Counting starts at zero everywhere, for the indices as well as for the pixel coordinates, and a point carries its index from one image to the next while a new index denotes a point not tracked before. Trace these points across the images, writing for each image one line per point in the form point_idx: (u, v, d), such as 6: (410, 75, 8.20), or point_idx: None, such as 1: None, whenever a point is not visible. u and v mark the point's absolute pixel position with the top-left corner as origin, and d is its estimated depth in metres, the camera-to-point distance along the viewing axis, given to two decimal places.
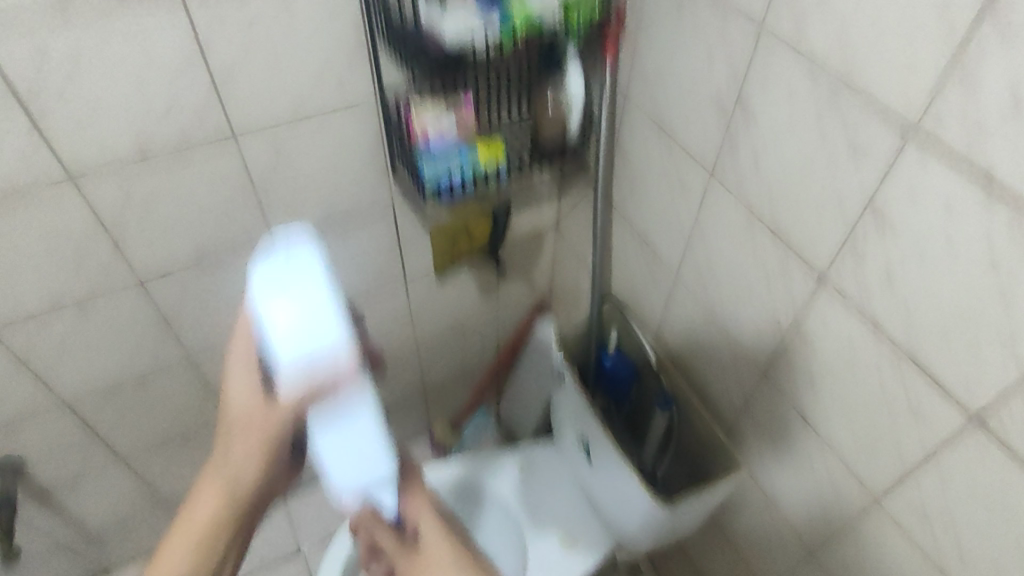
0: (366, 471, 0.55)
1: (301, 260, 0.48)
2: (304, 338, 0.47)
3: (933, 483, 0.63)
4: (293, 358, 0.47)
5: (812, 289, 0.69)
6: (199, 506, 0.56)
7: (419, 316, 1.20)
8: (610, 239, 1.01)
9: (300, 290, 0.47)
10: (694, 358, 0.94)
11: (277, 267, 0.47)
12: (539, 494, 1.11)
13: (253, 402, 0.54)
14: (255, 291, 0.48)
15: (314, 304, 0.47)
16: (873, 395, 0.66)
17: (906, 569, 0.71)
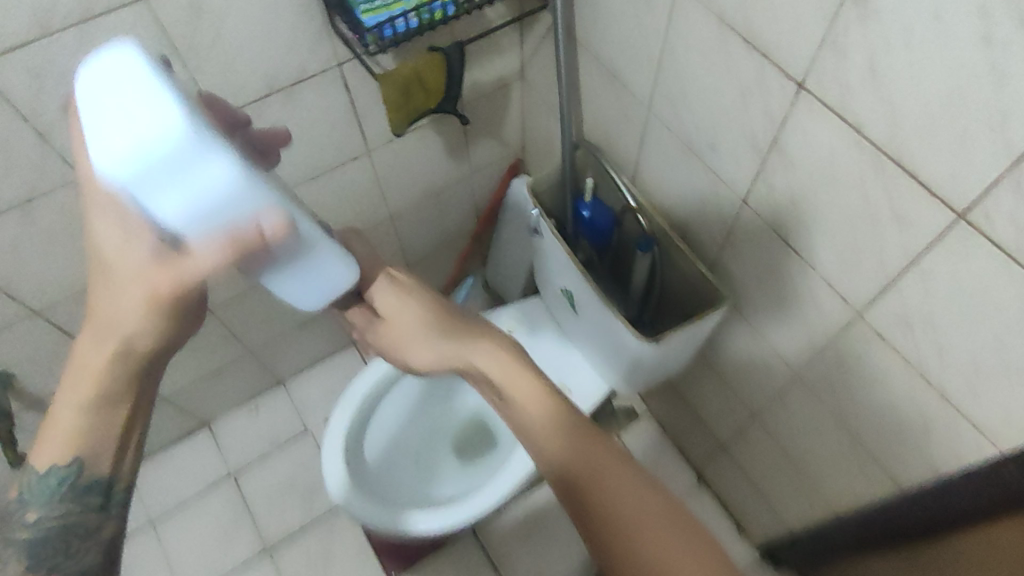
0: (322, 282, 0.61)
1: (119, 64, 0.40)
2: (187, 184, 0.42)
3: (915, 289, 0.62)
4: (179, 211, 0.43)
5: (790, 100, 0.64)
6: (89, 350, 0.55)
7: (389, 186, 1.15)
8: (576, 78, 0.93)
9: (150, 113, 0.39)
10: (673, 197, 0.91)
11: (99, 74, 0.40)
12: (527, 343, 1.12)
13: (115, 249, 0.53)
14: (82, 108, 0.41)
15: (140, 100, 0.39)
16: (855, 205, 0.63)
17: (887, 376, 0.72)
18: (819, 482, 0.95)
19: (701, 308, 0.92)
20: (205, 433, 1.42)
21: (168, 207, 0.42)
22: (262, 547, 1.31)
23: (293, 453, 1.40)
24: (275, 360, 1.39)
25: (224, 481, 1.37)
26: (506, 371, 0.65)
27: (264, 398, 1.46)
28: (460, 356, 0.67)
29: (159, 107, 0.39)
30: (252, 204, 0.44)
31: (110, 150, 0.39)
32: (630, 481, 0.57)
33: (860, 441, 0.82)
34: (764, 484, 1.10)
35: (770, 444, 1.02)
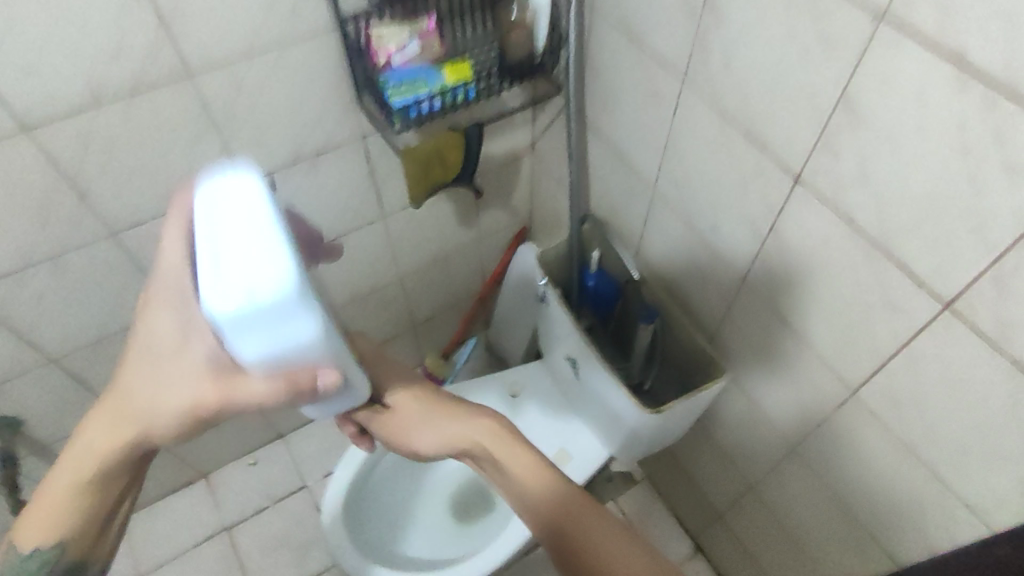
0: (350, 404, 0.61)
1: (248, 186, 0.42)
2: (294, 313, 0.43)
3: (906, 370, 0.66)
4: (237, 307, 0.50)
5: (787, 190, 0.69)
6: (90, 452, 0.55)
7: (400, 249, 1.20)
8: (585, 155, 0.99)
9: (273, 263, 0.40)
10: (675, 271, 0.95)
11: (220, 189, 0.42)
12: (526, 407, 1.14)
13: (170, 339, 0.49)
14: (195, 214, 0.42)
15: (261, 233, 0.41)
16: (848, 289, 0.68)
17: (881, 453, 0.75)
18: (816, 557, 0.96)
19: (701, 379, 0.95)
20: (201, 485, 1.42)
21: (247, 350, 0.42)
22: None
23: (289, 510, 1.39)
24: (277, 414, 1.40)
25: (217, 535, 1.36)
26: (511, 452, 0.66)
27: (263, 453, 1.46)
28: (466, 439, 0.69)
29: (277, 252, 0.40)
30: (315, 352, 0.45)
31: (224, 287, 0.39)
32: (632, 556, 0.58)
33: (856, 517, 0.84)
34: (761, 557, 1.11)
35: (767, 516, 1.03)
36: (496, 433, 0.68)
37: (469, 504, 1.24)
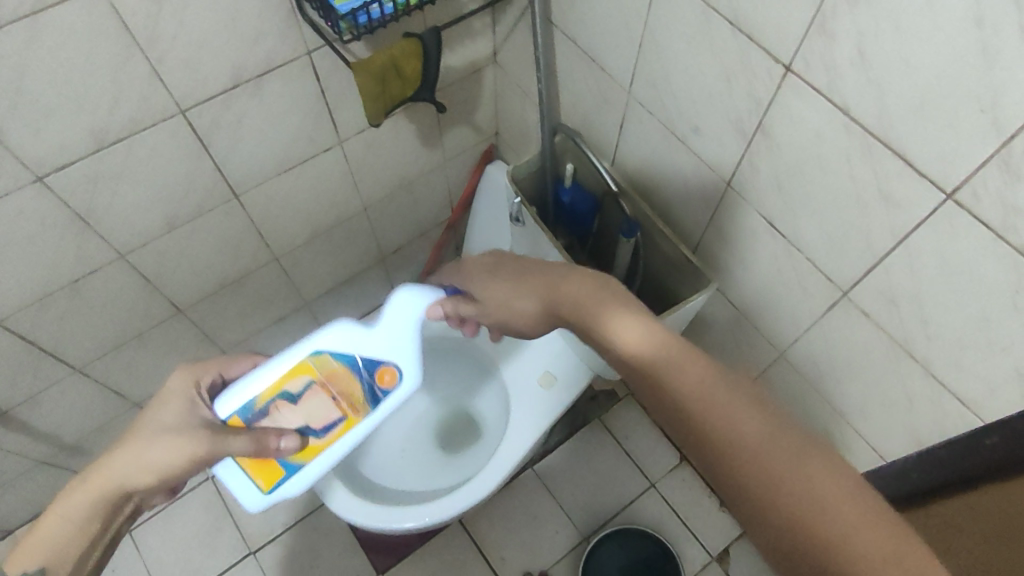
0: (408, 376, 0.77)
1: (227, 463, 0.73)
2: (286, 474, 0.75)
3: (902, 267, 0.63)
4: (338, 339, 0.74)
5: (777, 81, 0.64)
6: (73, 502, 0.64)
7: (362, 176, 1.13)
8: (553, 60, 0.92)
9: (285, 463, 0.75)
10: (654, 179, 0.91)
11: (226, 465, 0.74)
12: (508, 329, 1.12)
13: (172, 416, 0.68)
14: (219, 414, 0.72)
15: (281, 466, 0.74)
16: (842, 186, 0.64)
17: (871, 352, 0.74)
18: None
19: (687, 289, 0.92)
20: None
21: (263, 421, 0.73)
22: (248, 550, 1.29)
23: None
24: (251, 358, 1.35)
25: (203, 485, 1.34)
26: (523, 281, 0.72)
27: None
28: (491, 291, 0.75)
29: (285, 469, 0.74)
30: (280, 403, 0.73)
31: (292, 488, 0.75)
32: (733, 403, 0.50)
33: (844, 417, 0.84)
34: None
35: None
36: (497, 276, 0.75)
37: (460, 433, 1.23)
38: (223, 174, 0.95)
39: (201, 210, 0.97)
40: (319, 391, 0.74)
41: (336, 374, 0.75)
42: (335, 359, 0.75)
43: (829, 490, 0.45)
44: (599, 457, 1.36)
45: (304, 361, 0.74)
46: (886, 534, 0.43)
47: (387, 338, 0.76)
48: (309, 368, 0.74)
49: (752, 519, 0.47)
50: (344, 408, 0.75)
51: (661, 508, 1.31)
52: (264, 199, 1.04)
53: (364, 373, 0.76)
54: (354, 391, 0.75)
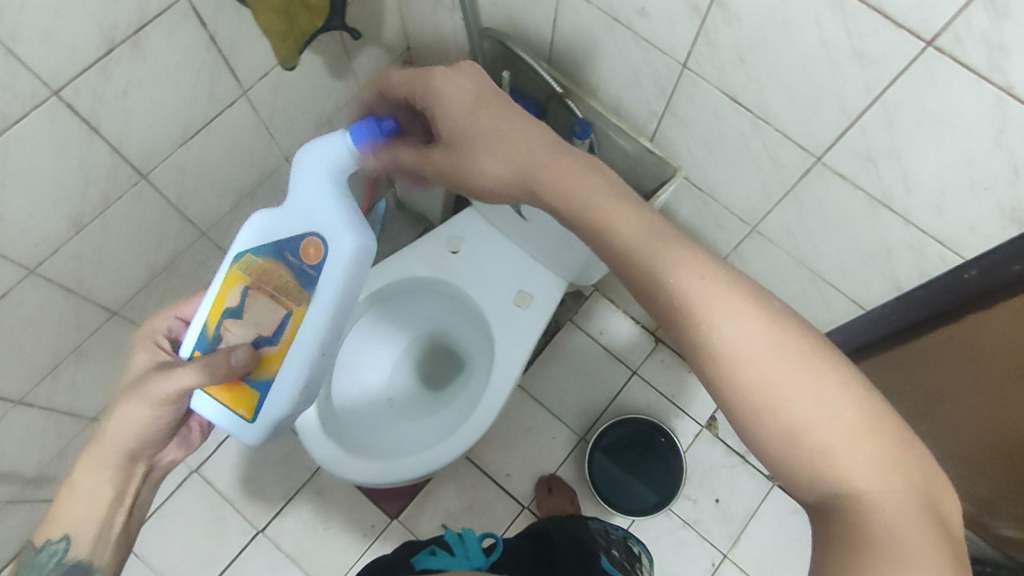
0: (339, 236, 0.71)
1: (198, 397, 0.74)
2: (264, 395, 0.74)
3: (879, 122, 0.62)
4: (252, 234, 0.74)
5: None
6: (88, 470, 0.69)
7: (276, 124, 1.02)
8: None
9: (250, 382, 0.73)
10: (599, 73, 0.85)
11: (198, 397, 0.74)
12: (474, 257, 1.07)
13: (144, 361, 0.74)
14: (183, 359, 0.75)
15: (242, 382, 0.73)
16: (813, 50, 0.61)
17: (845, 212, 0.74)
18: None
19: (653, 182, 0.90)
20: None
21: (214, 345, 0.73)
22: (254, 529, 1.27)
23: None
24: None
25: (188, 479, 1.28)
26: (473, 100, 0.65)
27: None
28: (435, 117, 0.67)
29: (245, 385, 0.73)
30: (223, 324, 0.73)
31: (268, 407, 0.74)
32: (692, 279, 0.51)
33: (822, 276, 0.87)
34: None
35: None
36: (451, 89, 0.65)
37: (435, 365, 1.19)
38: (123, 155, 0.83)
39: (109, 200, 0.86)
40: (253, 296, 0.73)
41: (265, 271, 0.74)
42: (258, 252, 0.74)
43: (791, 361, 0.46)
44: (578, 357, 1.38)
45: (230, 271, 0.74)
46: (877, 435, 0.45)
47: (301, 208, 0.72)
48: (239, 278, 0.74)
49: (751, 429, 0.47)
50: (288, 303, 0.72)
51: (646, 392, 1.36)
52: (174, 172, 0.92)
53: (295, 255, 0.72)
54: (286, 277, 0.73)
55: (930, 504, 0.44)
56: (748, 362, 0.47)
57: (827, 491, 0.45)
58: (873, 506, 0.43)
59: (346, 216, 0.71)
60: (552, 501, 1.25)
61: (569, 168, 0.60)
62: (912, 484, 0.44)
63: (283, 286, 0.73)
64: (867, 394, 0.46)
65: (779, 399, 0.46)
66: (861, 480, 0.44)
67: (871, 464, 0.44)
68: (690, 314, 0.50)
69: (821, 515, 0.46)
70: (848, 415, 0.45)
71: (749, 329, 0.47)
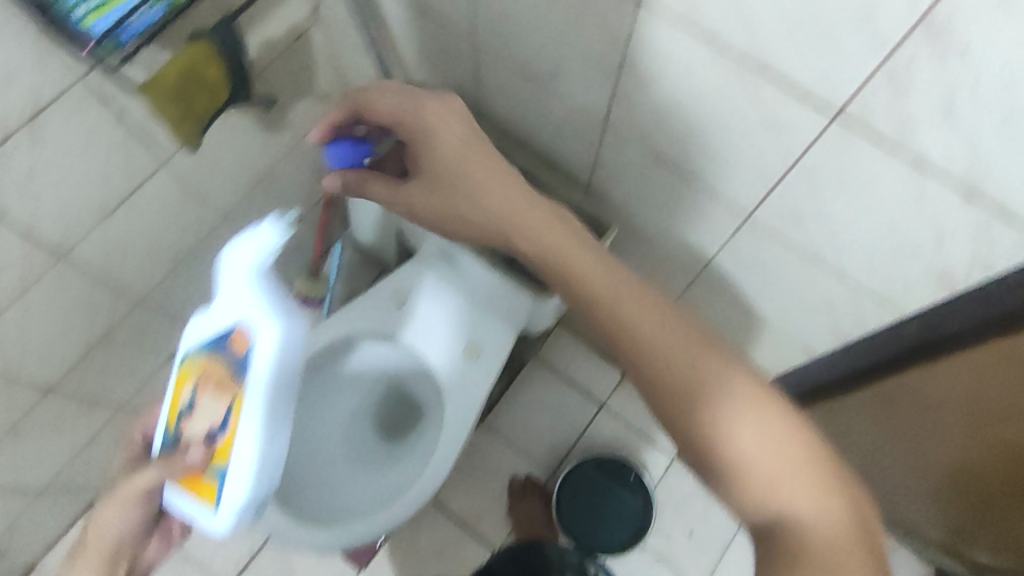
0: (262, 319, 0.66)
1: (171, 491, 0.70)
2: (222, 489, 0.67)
3: (800, 185, 0.59)
4: (199, 333, 0.73)
5: (628, 13, 0.55)
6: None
7: (207, 184, 0.98)
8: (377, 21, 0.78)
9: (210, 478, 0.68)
10: (525, 127, 0.82)
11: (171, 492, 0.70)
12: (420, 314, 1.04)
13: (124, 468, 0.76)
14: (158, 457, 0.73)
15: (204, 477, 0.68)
16: (723, 115, 0.58)
17: (780, 266, 0.72)
18: None
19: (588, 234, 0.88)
20: None
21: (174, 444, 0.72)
22: None
23: None
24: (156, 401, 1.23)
25: None
26: (453, 141, 0.64)
27: None
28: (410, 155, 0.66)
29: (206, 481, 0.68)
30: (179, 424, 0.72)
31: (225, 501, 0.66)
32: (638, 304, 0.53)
33: (770, 323, 0.84)
34: None
35: None
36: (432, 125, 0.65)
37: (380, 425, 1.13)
38: (37, 238, 0.80)
39: (27, 283, 0.83)
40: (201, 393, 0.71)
41: (208, 366, 0.71)
42: (203, 349, 0.72)
43: (715, 386, 0.49)
44: (543, 393, 1.35)
45: (181, 372, 0.74)
46: (807, 459, 0.47)
47: (228, 302, 0.69)
48: (189, 376, 0.73)
49: (690, 450, 0.49)
50: (229, 395, 0.68)
51: (615, 425, 1.33)
52: (98, 246, 0.89)
53: (228, 346, 0.68)
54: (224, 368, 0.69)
55: (862, 532, 0.45)
56: (684, 389, 0.49)
57: (766, 516, 0.46)
58: (809, 531, 0.44)
59: (267, 299, 0.67)
60: (523, 508, 1.25)
61: (531, 211, 0.60)
62: (842, 508, 0.45)
63: (223, 380, 0.69)
64: (792, 419, 0.48)
65: (714, 426, 0.48)
66: (796, 505, 0.45)
67: (800, 491, 0.45)
68: (630, 336, 0.51)
69: (762, 541, 0.47)
70: (772, 441, 0.47)
71: (684, 354, 0.50)
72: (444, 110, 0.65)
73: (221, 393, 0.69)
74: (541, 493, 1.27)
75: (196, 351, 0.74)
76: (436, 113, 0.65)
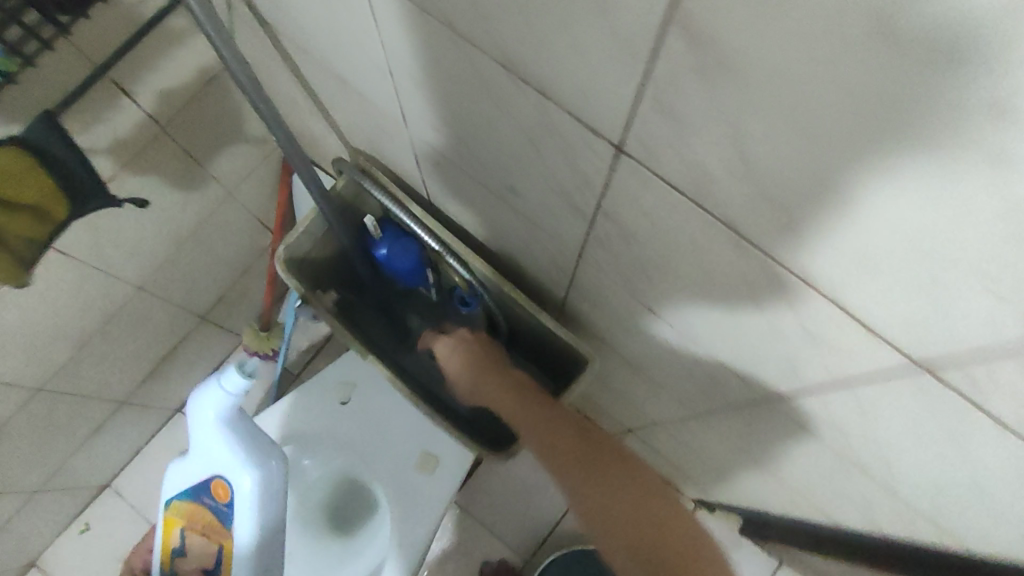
0: (233, 468, 0.69)
1: None
2: None
3: (847, 405, 0.42)
4: (177, 483, 0.75)
5: (608, 160, 0.37)
6: None
7: (115, 258, 0.80)
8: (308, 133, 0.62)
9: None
10: (488, 228, 0.64)
11: None
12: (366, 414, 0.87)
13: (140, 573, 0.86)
14: None
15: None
16: (744, 301, 0.40)
17: (808, 453, 0.54)
18: (743, 487, 0.81)
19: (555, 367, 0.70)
20: None
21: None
22: None
23: None
24: (80, 477, 1.05)
25: None
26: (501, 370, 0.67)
27: (84, 514, 1.13)
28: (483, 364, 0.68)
29: None
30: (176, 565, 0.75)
31: None
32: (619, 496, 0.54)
33: (789, 485, 0.67)
34: (685, 471, 0.96)
35: (684, 449, 0.86)
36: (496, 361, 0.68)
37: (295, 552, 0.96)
38: None
39: None
40: (191, 537, 0.74)
41: (191, 513, 0.74)
42: (184, 497, 0.75)
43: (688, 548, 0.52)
44: None
45: (167, 517, 0.76)
46: None
47: (202, 456, 0.72)
48: (176, 521, 0.76)
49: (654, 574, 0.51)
50: (217, 539, 0.72)
51: None
52: None
53: (211, 500, 0.71)
54: (207, 516, 0.72)
55: None
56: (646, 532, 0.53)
57: None
58: None
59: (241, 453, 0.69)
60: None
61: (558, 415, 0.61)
62: None
63: (210, 527, 0.73)
64: None
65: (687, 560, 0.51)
66: None
67: None
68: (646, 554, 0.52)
69: None
70: None
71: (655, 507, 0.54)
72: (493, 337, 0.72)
73: (212, 538, 0.72)
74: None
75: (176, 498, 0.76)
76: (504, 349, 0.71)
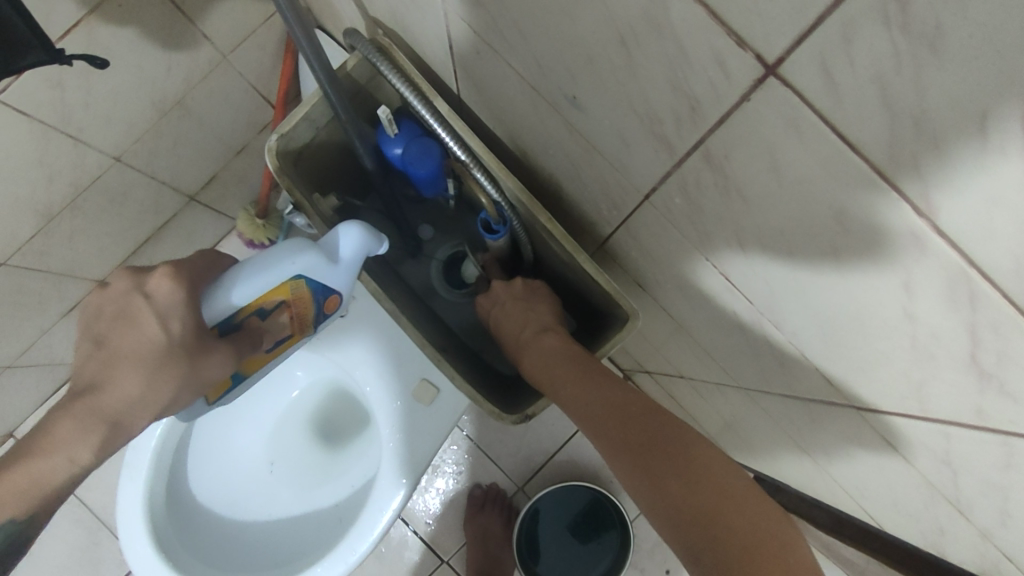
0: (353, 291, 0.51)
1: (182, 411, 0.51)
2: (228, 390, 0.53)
3: (982, 451, 0.31)
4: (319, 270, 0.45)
5: (740, 87, 0.25)
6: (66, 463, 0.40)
7: (86, 127, 0.68)
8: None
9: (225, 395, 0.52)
10: (529, 138, 0.51)
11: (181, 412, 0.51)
12: (356, 334, 0.75)
13: (154, 315, 0.40)
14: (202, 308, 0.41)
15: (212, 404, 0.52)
16: (884, 309, 0.28)
17: (884, 467, 0.44)
18: (770, 461, 0.73)
19: (596, 313, 0.60)
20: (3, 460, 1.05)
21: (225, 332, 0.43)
22: None
23: None
24: (57, 353, 0.99)
25: None
26: (546, 322, 0.58)
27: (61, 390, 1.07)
28: (539, 313, 0.59)
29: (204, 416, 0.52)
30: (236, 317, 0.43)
31: None
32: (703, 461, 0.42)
33: (831, 480, 0.58)
34: (702, 427, 0.87)
35: (708, 407, 0.77)
36: (544, 311, 0.59)
37: (251, 532, 0.79)
38: None
39: None
40: (277, 316, 0.47)
41: (303, 297, 0.47)
42: (308, 281, 0.46)
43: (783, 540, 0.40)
44: None
45: (286, 285, 0.44)
46: None
47: (352, 268, 0.48)
48: (285, 292, 0.45)
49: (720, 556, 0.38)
50: (294, 328, 0.51)
51: None
52: None
53: (319, 296, 0.49)
54: (309, 312, 0.50)
55: None
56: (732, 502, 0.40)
57: None
58: None
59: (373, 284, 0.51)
60: (480, 521, 0.96)
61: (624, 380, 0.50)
62: None
63: (299, 321, 0.51)
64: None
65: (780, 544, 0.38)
66: None
67: None
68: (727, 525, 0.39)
69: None
70: None
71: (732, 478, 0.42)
72: (538, 291, 0.62)
73: (292, 327, 0.51)
74: (504, 507, 0.98)
75: (303, 277, 0.45)
76: (556, 304, 0.61)
